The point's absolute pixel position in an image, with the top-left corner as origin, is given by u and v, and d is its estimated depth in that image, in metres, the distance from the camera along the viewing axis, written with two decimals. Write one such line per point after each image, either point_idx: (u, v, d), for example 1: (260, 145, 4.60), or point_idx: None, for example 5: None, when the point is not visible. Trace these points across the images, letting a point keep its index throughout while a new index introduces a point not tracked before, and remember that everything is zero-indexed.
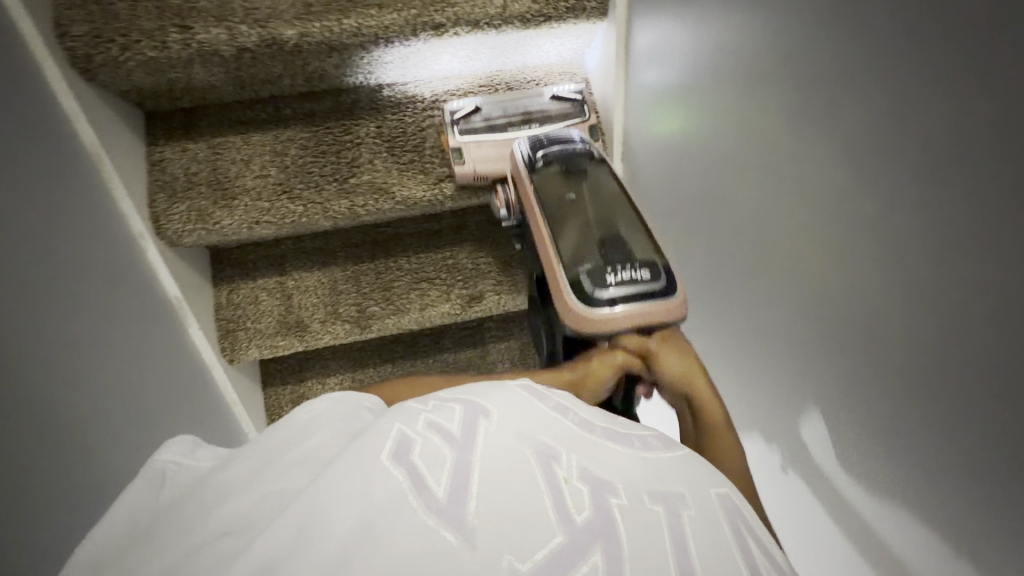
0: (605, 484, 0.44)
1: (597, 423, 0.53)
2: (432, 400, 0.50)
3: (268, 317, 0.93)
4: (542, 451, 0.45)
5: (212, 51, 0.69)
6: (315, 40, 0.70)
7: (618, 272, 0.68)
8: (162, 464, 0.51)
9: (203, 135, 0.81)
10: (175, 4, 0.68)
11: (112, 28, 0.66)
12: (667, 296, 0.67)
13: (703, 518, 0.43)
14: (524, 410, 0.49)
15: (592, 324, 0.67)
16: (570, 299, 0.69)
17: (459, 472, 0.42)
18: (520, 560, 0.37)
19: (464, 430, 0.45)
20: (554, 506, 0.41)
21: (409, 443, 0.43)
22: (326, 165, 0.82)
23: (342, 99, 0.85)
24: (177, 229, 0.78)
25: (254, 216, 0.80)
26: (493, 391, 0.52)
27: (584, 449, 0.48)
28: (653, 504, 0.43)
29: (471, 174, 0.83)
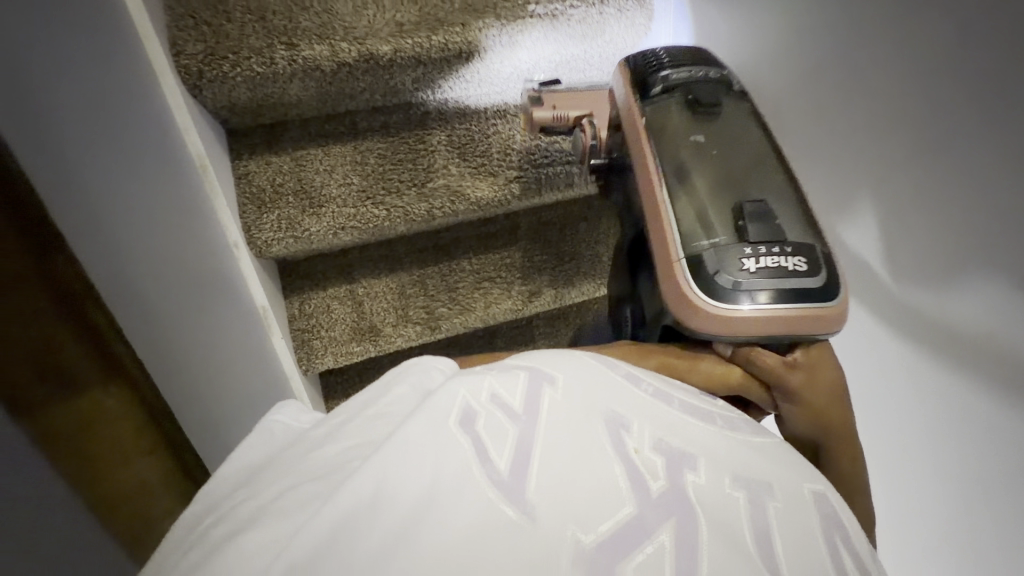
0: (680, 458, 0.48)
1: (676, 397, 0.56)
2: (501, 369, 0.54)
3: (341, 325, 0.95)
4: (615, 423, 0.49)
5: (314, 67, 0.73)
6: (407, 55, 0.77)
7: (762, 258, 0.62)
8: (272, 422, 0.60)
9: (287, 149, 0.85)
10: (279, 24, 0.72)
11: (225, 47, 0.70)
12: (822, 300, 0.61)
13: (786, 512, 0.47)
14: (598, 378, 0.53)
15: (722, 325, 0.62)
16: (693, 289, 0.63)
17: (522, 445, 0.46)
18: (585, 532, 0.41)
19: (527, 403, 0.49)
20: (627, 476, 0.45)
21: (474, 415, 0.47)
22: (403, 172, 0.88)
23: (413, 112, 0.91)
24: (267, 237, 0.81)
25: (341, 222, 0.84)
26: (567, 361, 0.55)
27: (656, 416, 0.52)
28: (736, 490, 0.47)
29: (553, 107, 0.86)
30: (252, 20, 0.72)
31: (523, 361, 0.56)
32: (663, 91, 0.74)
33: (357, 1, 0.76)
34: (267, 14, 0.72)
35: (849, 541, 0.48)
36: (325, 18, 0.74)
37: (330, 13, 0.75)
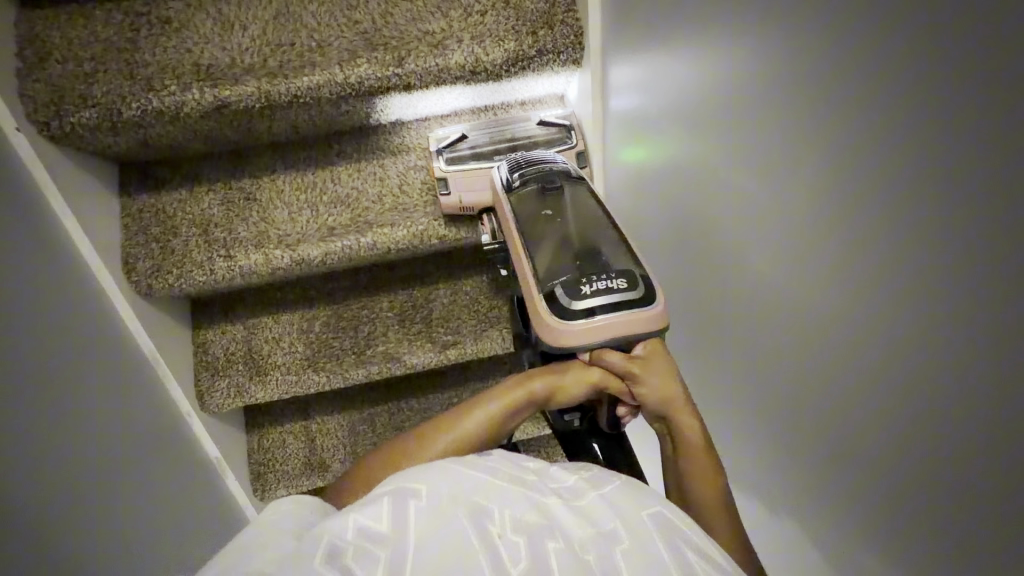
0: (540, 534, 0.51)
1: (530, 476, 0.59)
2: (367, 495, 0.53)
3: (295, 460, 1.05)
4: (476, 513, 0.52)
5: (252, 274, 0.80)
6: (337, 256, 0.81)
7: (592, 283, 0.67)
8: None
9: (241, 318, 0.94)
10: (221, 237, 0.80)
11: (171, 262, 0.78)
12: (645, 307, 0.66)
13: (634, 550, 0.51)
14: (452, 478, 0.55)
15: (568, 338, 0.66)
16: (545, 311, 0.67)
17: (393, 563, 0.46)
18: None
19: (393, 520, 0.50)
20: (493, 564, 0.48)
21: (340, 547, 0.48)
22: (346, 339, 0.95)
23: (360, 277, 0.98)
24: (218, 403, 0.91)
25: (285, 388, 0.93)
26: (419, 467, 0.56)
27: (511, 500, 0.55)
28: (586, 552, 0.51)
29: (457, 205, 0.82)
30: (196, 233, 0.80)
31: (383, 483, 0.55)
32: (520, 186, 0.78)
33: (293, 207, 0.82)
34: (210, 226, 0.80)
35: (707, 555, 0.52)
36: (262, 226, 0.81)
37: (267, 221, 0.81)
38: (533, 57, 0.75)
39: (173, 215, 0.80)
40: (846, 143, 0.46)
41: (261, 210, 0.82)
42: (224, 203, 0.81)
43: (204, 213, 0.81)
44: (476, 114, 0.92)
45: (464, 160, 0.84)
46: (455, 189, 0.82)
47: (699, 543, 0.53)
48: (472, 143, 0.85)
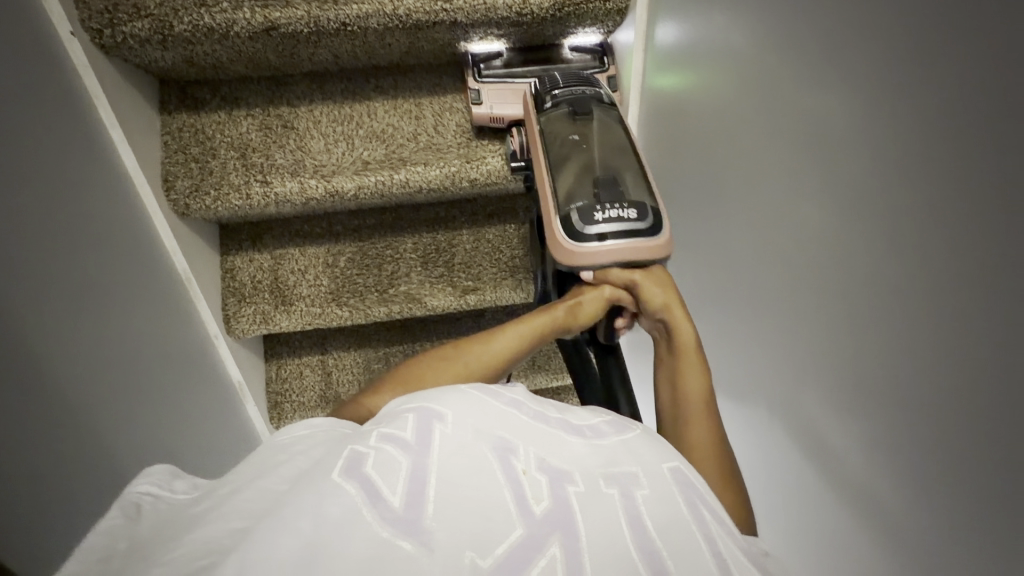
0: (561, 475, 0.46)
1: (551, 415, 0.54)
2: (390, 413, 0.49)
3: (311, 391, 1.09)
4: (500, 446, 0.47)
5: (286, 201, 0.82)
6: (370, 190, 0.83)
7: (606, 210, 0.71)
8: (138, 494, 0.48)
9: (269, 247, 0.96)
10: (258, 162, 0.82)
11: (209, 184, 0.80)
12: (649, 237, 0.71)
13: (656, 497, 0.46)
14: (479, 408, 0.50)
15: (580, 258, 0.71)
16: (559, 233, 0.72)
17: (415, 479, 0.42)
18: (481, 557, 0.39)
19: (418, 435, 0.45)
20: (515, 499, 0.42)
21: (362, 456, 0.43)
22: (369, 277, 0.97)
23: (386, 217, 1.00)
24: (244, 328, 0.94)
25: (309, 319, 0.96)
26: (446, 391, 0.52)
27: (538, 438, 0.50)
28: (608, 487, 0.46)
29: (488, 116, 0.84)
30: (234, 157, 0.81)
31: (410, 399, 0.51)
32: (552, 108, 0.79)
33: (329, 139, 0.84)
34: (248, 151, 0.82)
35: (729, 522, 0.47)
36: (299, 155, 0.83)
37: (304, 150, 0.83)
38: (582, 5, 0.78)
39: (212, 137, 0.81)
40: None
41: (299, 139, 0.83)
42: (262, 129, 0.83)
43: (242, 137, 0.82)
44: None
45: (500, 77, 0.86)
46: (488, 102, 0.84)
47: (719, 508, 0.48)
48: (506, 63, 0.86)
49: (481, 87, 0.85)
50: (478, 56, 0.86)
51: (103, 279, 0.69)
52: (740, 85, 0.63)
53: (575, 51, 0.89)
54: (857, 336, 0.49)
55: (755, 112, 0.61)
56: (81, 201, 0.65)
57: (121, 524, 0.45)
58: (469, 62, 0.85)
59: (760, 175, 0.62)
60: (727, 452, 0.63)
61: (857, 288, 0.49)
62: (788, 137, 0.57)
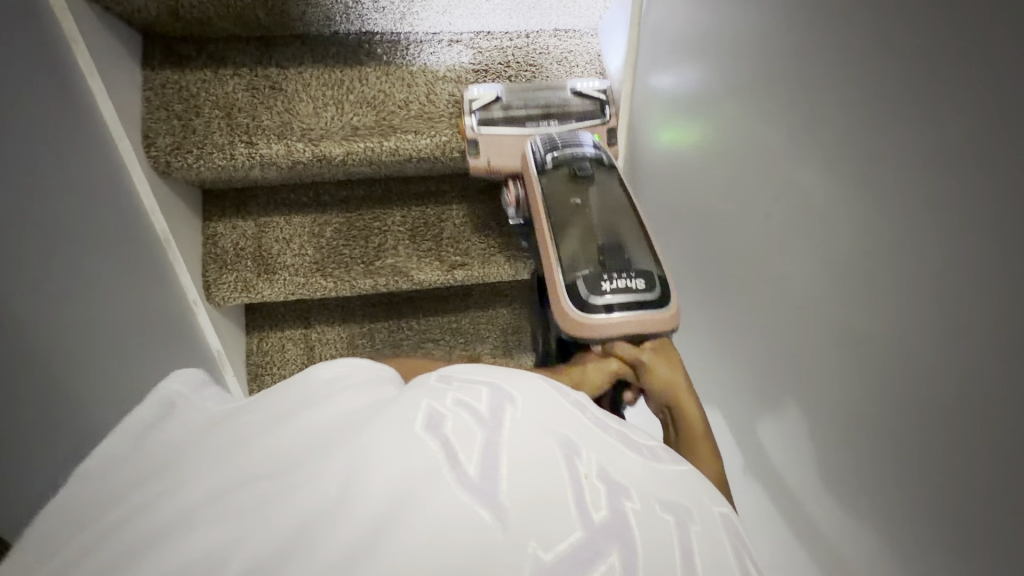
0: (623, 486, 0.39)
1: (613, 422, 0.47)
2: (454, 381, 0.44)
3: (292, 364, 1.07)
4: (567, 444, 0.40)
5: (271, 163, 0.80)
6: (359, 157, 0.81)
7: (613, 279, 0.69)
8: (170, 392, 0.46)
9: (253, 214, 0.94)
10: (243, 122, 0.79)
11: (191, 142, 0.78)
12: (658, 308, 0.69)
13: (709, 537, 0.39)
14: (549, 402, 0.43)
15: (587, 328, 0.69)
16: (567, 305, 0.70)
17: (489, 452, 0.37)
18: (545, 550, 0.34)
19: (493, 407, 0.41)
20: (576, 500, 0.37)
21: (440, 416, 0.39)
22: (355, 248, 0.96)
23: (374, 189, 0.98)
24: (224, 295, 0.92)
25: (292, 289, 0.94)
26: (517, 377, 0.46)
27: (600, 444, 0.42)
28: (666, 514, 0.39)
29: (486, 166, 0.85)
30: (219, 116, 0.79)
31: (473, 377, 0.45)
32: (552, 168, 0.79)
33: (318, 103, 0.82)
34: (233, 111, 0.79)
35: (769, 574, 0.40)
36: (286, 118, 0.81)
37: (291, 113, 0.81)
38: None
39: (197, 95, 0.79)
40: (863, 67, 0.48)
41: (286, 102, 0.81)
42: (249, 89, 0.80)
43: (228, 96, 0.80)
44: (509, 38, 0.91)
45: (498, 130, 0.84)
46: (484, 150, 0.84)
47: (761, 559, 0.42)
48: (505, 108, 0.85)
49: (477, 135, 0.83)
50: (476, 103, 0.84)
51: (77, 231, 0.67)
52: (739, 58, 0.63)
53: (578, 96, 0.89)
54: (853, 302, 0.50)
55: (752, 86, 0.61)
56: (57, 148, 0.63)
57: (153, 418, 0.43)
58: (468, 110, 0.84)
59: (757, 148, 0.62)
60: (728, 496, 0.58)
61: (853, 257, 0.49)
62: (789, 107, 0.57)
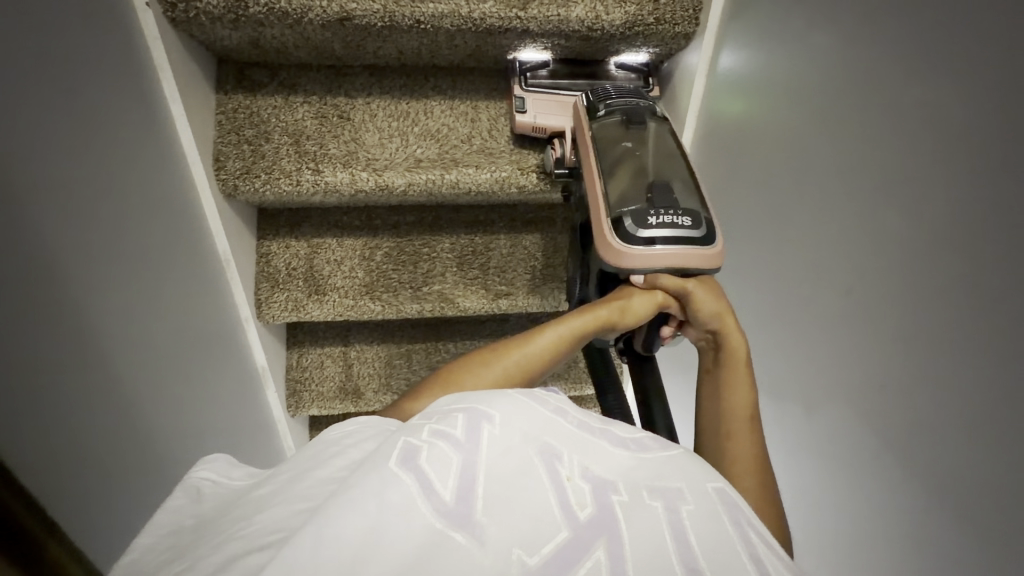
0: (604, 484, 0.46)
1: (594, 425, 0.54)
2: (437, 412, 0.50)
3: (330, 382, 1.08)
4: (546, 452, 0.47)
5: (335, 191, 0.81)
6: (420, 188, 0.82)
7: (659, 215, 0.70)
8: (198, 479, 0.54)
9: (306, 235, 0.95)
10: (311, 150, 0.81)
11: (260, 167, 0.79)
12: (704, 244, 0.70)
13: (700, 513, 0.45)
14: (527, 414, 0.50)
15: (627, 261, 0.70)
16: (610, 235, 0.71)
17: (465, 476, 0.43)
18: (528, 554, 0.39)
19: (468, 433, 0.46)
20: (558, 504, 0.43)
21: (415, 449, 0.44)
22: (404, 273, 0.97)
23: (426, 215, 0.99)
24: (274, 314, 0.93)
25: (340, 310, 0.95)
26: (494, 394, 0.52)
27: (584, 448, 0.50)
28: (652, 499, 0.45)
29: (531, 125, 0.84)
30: (288, 143, 0.80)
31: (457, 401, 0.51)
32: (603, 116, 0.78)
33: (384, 133, 0.83)
34: (301, 138, 0.81)
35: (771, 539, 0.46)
36: (351, 147, 0.82)
37: (357, 142, 0.82)
38: (653, 25, 0.80)
39: (267, 121, 0.80)
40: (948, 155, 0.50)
41: (353, 131, 0.82)
42: (317, 117, 0.82)
43: (297, 123, 0.81)
44: None
45: (546, 89, 0.85)
46: (532, 111, 0.83)
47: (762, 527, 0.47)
48: (553, 74, 0.86)
49: (526, 96, 0.84)
50: (525, 66, 0.85)
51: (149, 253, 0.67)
52: (814, 122, 0.65)
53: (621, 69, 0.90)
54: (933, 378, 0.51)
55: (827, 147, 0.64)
56: (133, 174, 0.64)
57: (185, 503, 0.51)
58: (516, 70, 0.85)
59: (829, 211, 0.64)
60: (767, 471, 0.64)
61: (932, 329, 0.51)
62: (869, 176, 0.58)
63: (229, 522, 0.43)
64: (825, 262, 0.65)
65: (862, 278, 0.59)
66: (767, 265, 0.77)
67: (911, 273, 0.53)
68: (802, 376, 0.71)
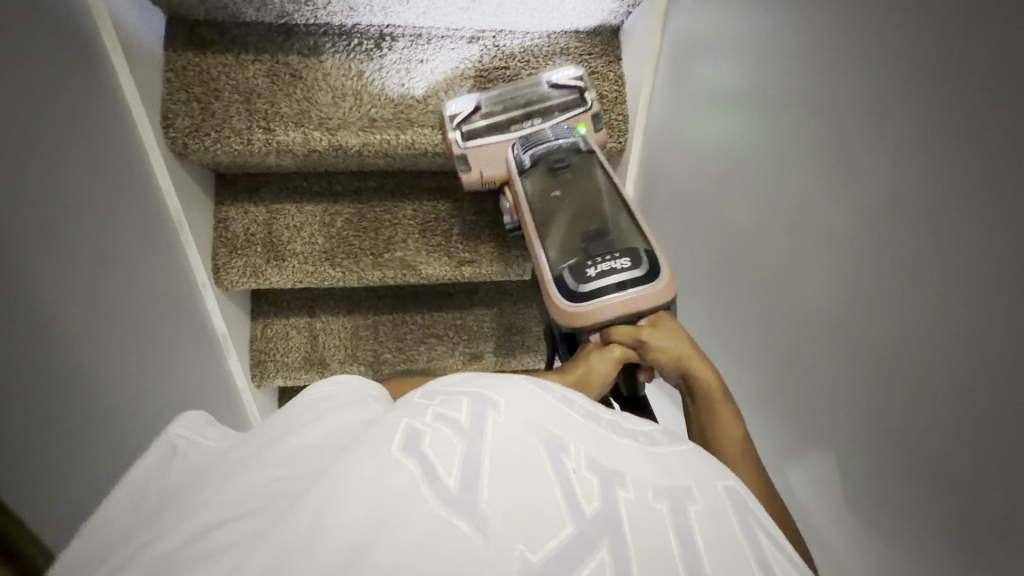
0: (612, 475, 0.41)
1: (602, 413, 0.49)
2: (440, 394, 0.47)
3: (295, 352, 1.07)
4: (550, 441, 0.41)
5: (287, 150, 0.80)
6: (374, 148, 0.81)
7: (597, 265, 0.69)
8: (174, 436, 0.51)
9: (265, 200, 0.94)
10: (261, 108, 0.80)
11: (210, 125, 0.78)
12: (648, 281, 0.67)
13: (709, 514, 0.40)
14: (533, 399, 0.46)
15: (581, 318, 0.69)
16: (557, 298, 0.71)
17: (469, 463, 0.39)
18: (531, 550, 0.35)
19: (472, 419, 0.42)
20: (563, 497, 0.38)
21: (419, 434, 0.41)
22: (365, 239, 0.96)
23: (387, 181, 0.99)
24: (233, 279, 0.92)
25: (300, 276, 0.94)
26: (502, 380, 0.48)
27: (590, 435, 0.44)
28: (658, 501, 0.40)
29: (479, 179, 0.85)
30: (238, 101, 0.79)
31: (465, 383, 0.48)
32: (533, 166, 0.80)
33: (337, 93, 0.82)
34: (252, 96, 0.80)
35: (780, 541, 0.41)
36: (304, 106, 0.81)
37: (310, 101, 0.81)
38: None
39: (217, 78, 0.79)
40: (882, 82, 0.48)
41: (306, 90, 0.81)
42: (269, 76, 0.81)
43: (248, 82, 0.80)
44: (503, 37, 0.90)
45: (482, 136, 0.83)
46: (475, 167, 0.84)
47: (773, 530, 0.42)
48: (488, 112, 0.84)
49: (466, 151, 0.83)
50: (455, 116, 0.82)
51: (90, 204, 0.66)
52: (760, 68, 0.64)
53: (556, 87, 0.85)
54: (881, 314, 0.50)
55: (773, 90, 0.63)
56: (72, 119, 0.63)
57: (158, 461, 0.48)
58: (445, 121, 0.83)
59: (778, 157, 0.63)
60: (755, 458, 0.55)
61: (877, 259, 0.50)
62: (812, 117, 0.57)
63: (199, 485, 0.42)
64: (777, 207, 0.64)
65: (812, 222, 0.58)
66: (715, 218, 0.76)
67: (856, 207, 0.52)
68: (754, 327, 0.70)
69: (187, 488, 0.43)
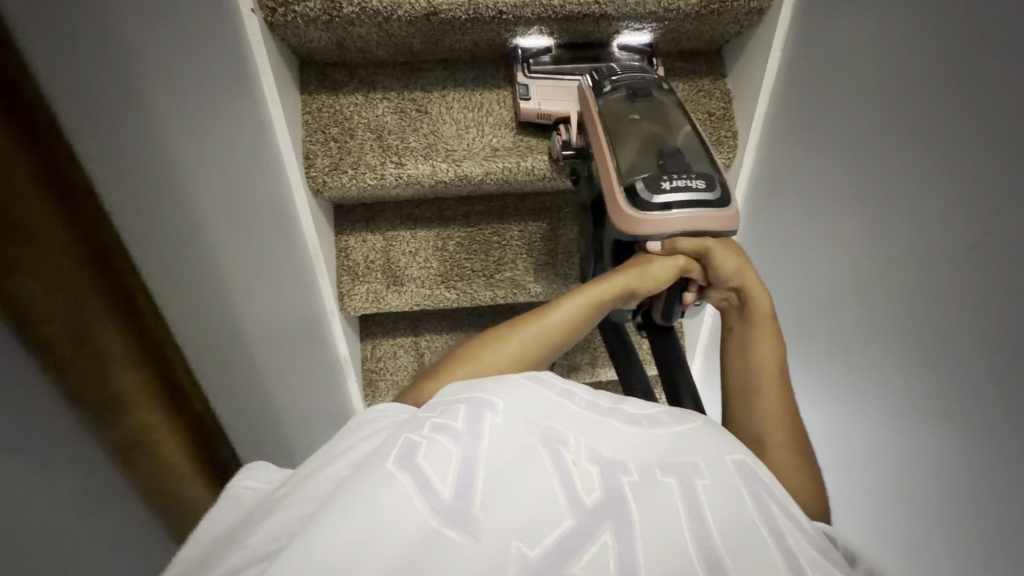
0: (612, 465, 0.45)
1: (602, 402, 0.52)
2: (441, 402, 0.49)
3: (404, 371, 1.12)
4: (549, 436, 0.45)
5: (417, 182, 0.84)
6: (497, 176, 0.85)
7: (673, 179, 0.67)
8: (240, 488, 0.53)
9: (381, 228, 1.00)
10: (392, 144, 0.85)
11: (346, 163, 0.84)
12: (720, 207, 0.66)
13: (716, 489, 0.44)
14: (533, 397, 0.48)
15: (641, 227, 0.67)
16: (621, 202, 0.68)
17: (465, 469, 0.42)
18: (529, 546, 0.39)
19: (469, 423, 0.45)
20: (564, 490, 0.42)
21: (415, 446, 0.43)
22: (476, 261, 1.00)
23: (494, 204, 1.02)
24: (356, 306, 0.98)
25: (418, 299, 0.99)
26: (497, 380, 0.50)
27: (588, 426, 0.48)
28: (666, 477, 0.45)
29: (535, 113, 0.84)
30: (371, 138, 0.85)
31: (464, 388, 0.50)
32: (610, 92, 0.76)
33: (461, 124, 0.86)
34: (383, 133, 0.85)
35: (791, 511, 0.45)
36: (432, 139, 0.86)
37: (437, 135, 0.86)
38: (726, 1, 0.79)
39: (350, 118, 0.85)
40: None
41: (432, 124, 0.86)
42: (397, 112, 0.86)
43: (378, 119, 0.86)
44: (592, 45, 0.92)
45: (550, 73, 0.85)
46: (535, 98, 0.83)
47: (785, 501, 0.46)
48: (555, 59, 0.85)
49: (530, 82, 0.84)
50: (527, 51, 0.85)
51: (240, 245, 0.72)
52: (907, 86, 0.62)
53: (624, 50, 0.86)
54: None
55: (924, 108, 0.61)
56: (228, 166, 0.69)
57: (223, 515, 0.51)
58: (517, 56, 0.85)
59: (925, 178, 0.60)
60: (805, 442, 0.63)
61: None
62: None
63: (244, 533, 0.44)
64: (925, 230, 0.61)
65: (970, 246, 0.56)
66: (837, 237, 0.74)
67: None
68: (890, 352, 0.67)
69: (235, 537, 0.45)
